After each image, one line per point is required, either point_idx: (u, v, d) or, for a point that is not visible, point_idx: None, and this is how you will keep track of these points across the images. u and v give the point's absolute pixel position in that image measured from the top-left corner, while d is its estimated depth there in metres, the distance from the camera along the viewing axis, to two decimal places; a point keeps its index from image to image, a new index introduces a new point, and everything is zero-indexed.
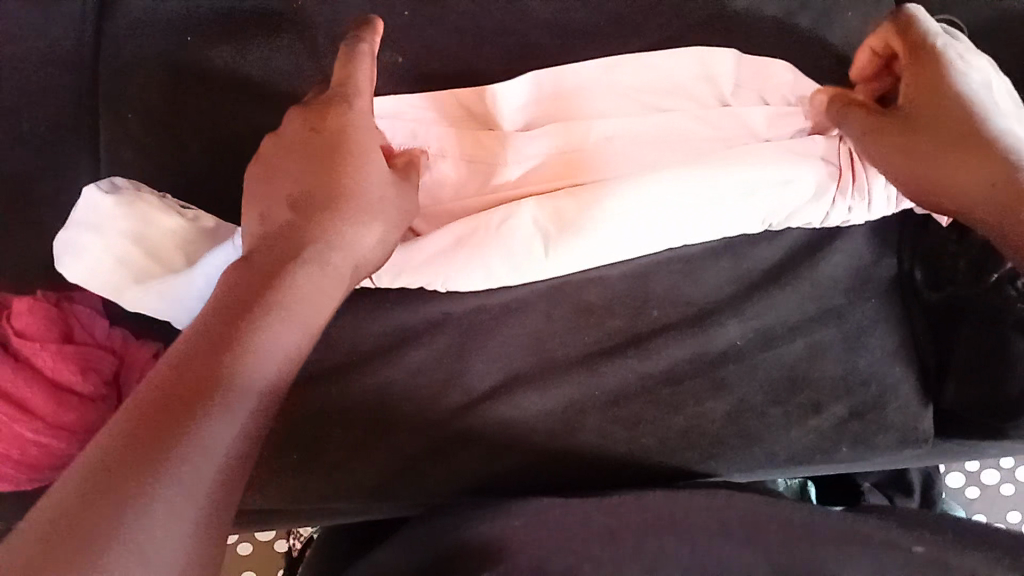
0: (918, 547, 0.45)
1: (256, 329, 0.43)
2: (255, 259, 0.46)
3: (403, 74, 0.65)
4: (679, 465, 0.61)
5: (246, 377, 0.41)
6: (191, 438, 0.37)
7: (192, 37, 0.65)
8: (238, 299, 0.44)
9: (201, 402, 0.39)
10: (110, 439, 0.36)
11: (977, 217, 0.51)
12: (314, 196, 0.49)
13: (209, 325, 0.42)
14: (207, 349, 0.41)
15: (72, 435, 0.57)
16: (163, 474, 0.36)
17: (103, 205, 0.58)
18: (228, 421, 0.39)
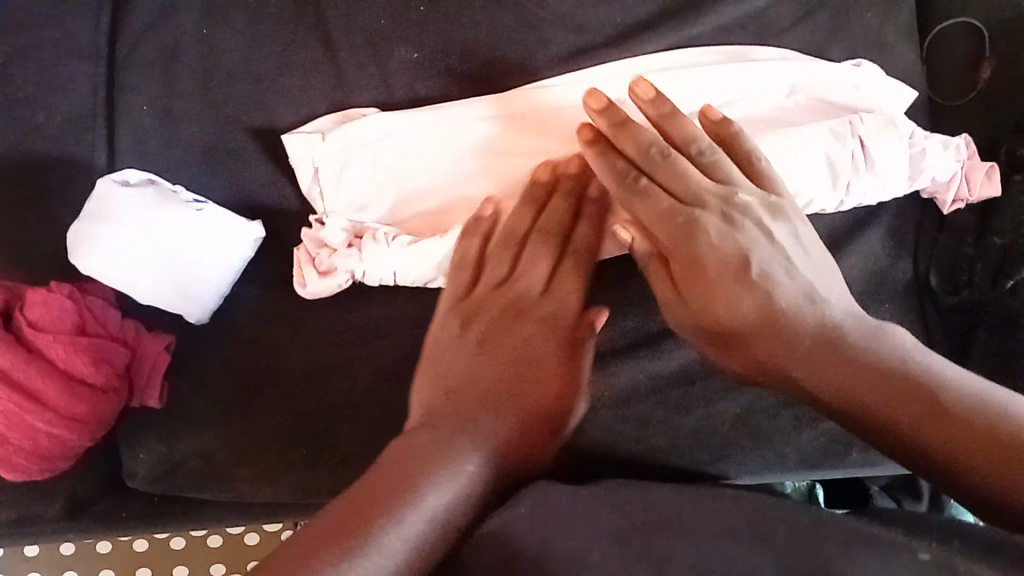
0: (925, 553, 0.42)
1: (469, 439, 0.39)
2: (458, 391, 0.43)
3: (418, 69, 0.65)
4: (690, 465, 0.60)
5: (445, 477, 0.37)
6: (394, 515, 0.35)
7: (208, 31, 0.65)
8: (433, 425, 0.40)
9: (420, 475, 0.37)
10: (361, 492, 0.36)
11: (845, 410, 0.37)
12: (510, 322, 0.48)
13: (409, 437, 0.40)
14: (383, 467, 0.38)
15: (83, 426, 0.57)
16: (393, 515, 0.35)
17: (117, 198, 0.59)
18: (441, 494, 0.37)
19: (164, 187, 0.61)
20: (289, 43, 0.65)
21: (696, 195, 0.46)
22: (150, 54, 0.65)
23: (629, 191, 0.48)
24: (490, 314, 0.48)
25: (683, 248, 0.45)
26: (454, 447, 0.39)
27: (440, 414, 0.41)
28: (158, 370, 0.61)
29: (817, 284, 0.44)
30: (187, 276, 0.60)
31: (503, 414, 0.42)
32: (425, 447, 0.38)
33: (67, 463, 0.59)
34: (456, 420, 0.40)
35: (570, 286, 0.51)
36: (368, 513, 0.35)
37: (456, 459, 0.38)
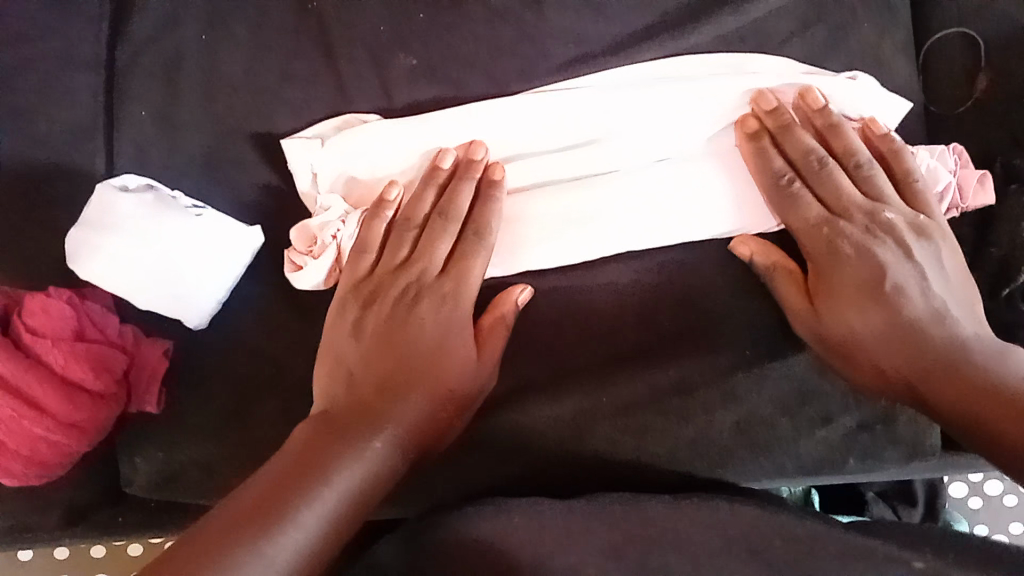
0: (918, 561, 0.44)
1: (355, 443, 0.49)
2: (338, 410, 0.52)
3: (417, 78, 0.65)
4: (687, 474, 0.61)
5: (345, 474, 0.47)
6: (254, 544, 0.41)
7: (209, 38, 0.65)
8: (327, 425, 0.51)
9: (306, 481, 0.45)
10: (212, 528, 0.42)
11: (894, 394, 0.55)
12: (379, 318, 0.58)
13: (303, 440, 0.49)
14: (290, 471, 0.46)
15: (82, 432, 0.57)
16: (265, 537, 0.41)
17: (119, 204, 0.59)
18: (305, 518, 0.43)
19: (164, 193, 0.61)
20: (289, 51, 0.65)
21: (829, 218, 0.58)
22: (152, 63, 0.65)
23: (784, 213, 0.59)
24: (380, 313, 0.58)
25: (833, 272, 0.57)
26: (336, 461, 0.47)
27: (330, 432, 0.50)
28: (156, 378, 0.61)
29: (948, 302, 0.55)
30: (188, 282, 0.60)
31: (374, 435, 0.50)
32: (315, 459, 0.47)
33: (65, 470, 0.59)
34: (325, 446, 0.49)
35: (426, 317, 0.57)
36: (227, 540, 0.41)
37: (338, 476, 0.47)
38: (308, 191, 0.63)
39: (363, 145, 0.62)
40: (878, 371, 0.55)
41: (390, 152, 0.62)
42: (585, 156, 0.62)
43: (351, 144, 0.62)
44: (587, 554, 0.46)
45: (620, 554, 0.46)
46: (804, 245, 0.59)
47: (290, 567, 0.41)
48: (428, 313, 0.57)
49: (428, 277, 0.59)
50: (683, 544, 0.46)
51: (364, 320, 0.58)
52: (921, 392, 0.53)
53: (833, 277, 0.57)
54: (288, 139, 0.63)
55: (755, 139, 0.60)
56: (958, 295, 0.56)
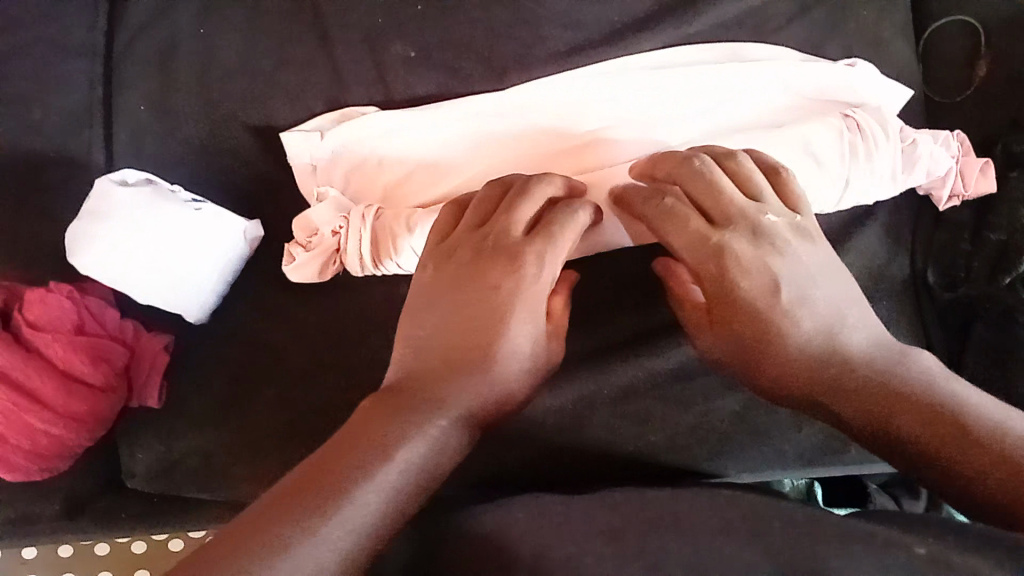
0: (921, 548, 0.42)
1: (406, 432, 0.40)
2: (390, 391, 0.43)
3: (415, 67, 0.65)
4: (688, 462, 0.61)
5: (407, 454, 0.39)
6: (330, 514, 0.36)
7: (205, 31, 0.66)
8: (363, 428, 0.40)
9: (355, 460, 0.38)
10: (277, 489, 0.37)
11: (785, 398, 0.46)
12: (453, 297, 0.47)
13: (362, 416, 0.41)
14: (345, 441, 0.39)
15: (82, 425, 0.57)
16: (334, 499, 0.36)
17: (116, 198, 0.59)
18: (375, 487, 0.37)
19: (162, 187, 0.61)
20: (288, 41, 0.65)
21: (721, 225, 0.47)
22: (149, 53, 0.66)
23: (660, 221, 0.50)
24: (453, 274, 0.48)
25: (724, 294, 0.47)
26: (391, 441, 0.39)
27: (374, 410, 0.41)
28: (157, 370, 0.61)
29: (840, 309, 0.46)
30: (188, 274, 0.60)
31: (435, 424, 0.41)
32: (371, 432, 0.39)
33: (67, 463, 0.60)
34: (380, 422, 0.40)
35: (516, 270, 0.47)
36: (296, 504, 0.36)
37: (404, 447, 0.39)
38: (310, 185, 0.63)
39: (370, 134, 0.62)
40: (781, 371, 0.45)
41: (395, 140, 0.62)
42: (582, 143, 0.61)
43: (353, 137, 0.62)
44: (584, 533, 0.45)
45: (617, 534, 0.45)
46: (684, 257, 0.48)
47: (371, 531, 0.36)
48: (512, 279, 0.46)
49: (511, 234, 0.48)
50: (683, 527, 0.45)
51: (430, 286, 0.48)
52: (815, 396, 0.44)
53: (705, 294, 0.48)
54: (285, 133, 0.63)
55: (649, 160, 0.54)
56: (848, 307, 0.46)
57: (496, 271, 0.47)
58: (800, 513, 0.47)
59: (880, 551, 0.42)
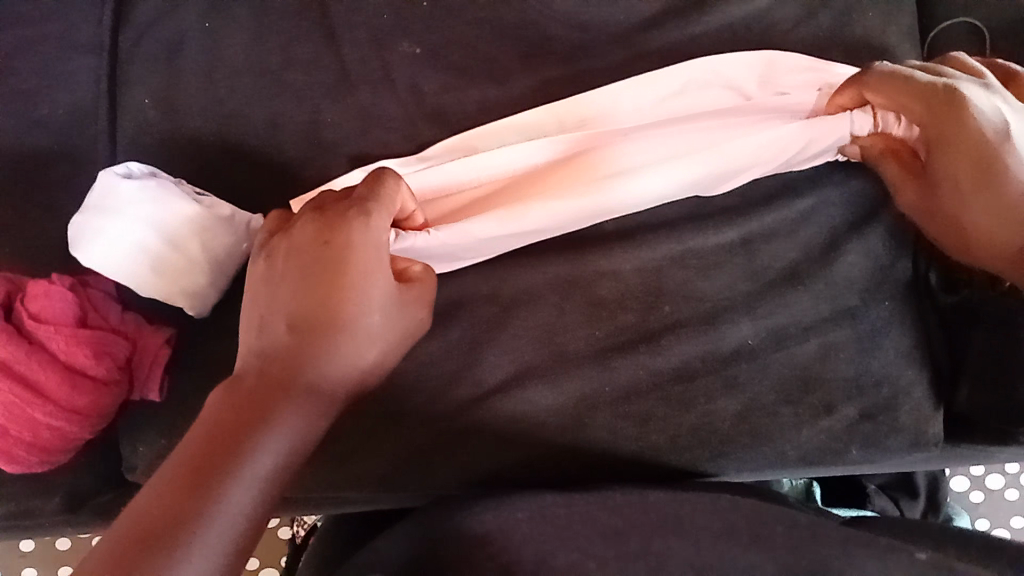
0: (922, 553, 0.43)
1: (267, 422, 0.44)
2: (246, 378, 0.46)
3: (421, 64, 0.65)
4: (688, 463, 0.61)
5: (267, 447, 0.44)
6: (203, 517, 0.40)
7: (211, 25, 0.66)
8: (224, 423, 0.44)
9: (222, 467, 0.42)
10: (142, 513, 0.40)
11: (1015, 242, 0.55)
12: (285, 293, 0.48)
13: (220, 409, 0.44)
14: (212, 437, 0.43)
15: (84, 418, 0.57)
16: (205, 512, 0.40)
17: (122, 190, 0.58)
18: (244, 487, 0.42)
19: (167, 179, 0.60)
20: (294, 38, 0.66)
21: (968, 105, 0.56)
22: (152, 45, 0.66)
23: (898, 100, 0.58)
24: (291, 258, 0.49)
25: (955, 133, 0.56)
26: (250, 438, 0.43)
27: (243, 399, 0.45)
28: (158, 365, 0.61)
29: None
30: (190, 269, 0.60)
31: (293, 412, 0.46)
32: (237, 426, 0.44)
33: (67, 455, 0.60)
34: (243, 414, 0.44)
35: (339, 241, 0.48)
36: (165, 532, 0.39)
37: (267, 438, 0.44)
38: None
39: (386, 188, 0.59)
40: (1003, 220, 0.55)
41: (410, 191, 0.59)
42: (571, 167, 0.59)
43: None
44: (592, 527, 0.46)
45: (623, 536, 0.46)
46: (923, 119, 0.58)
47: (241, 522, 0.41)
48: (339, 245, 0.48)
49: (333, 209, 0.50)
50: (686, 529, 0.46)
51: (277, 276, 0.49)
52: None
53: (969, 139, 0.55)
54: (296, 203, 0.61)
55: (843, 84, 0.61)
56: None
57: (326, 242, 0.48)
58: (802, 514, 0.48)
59: (879, 554, 0.43)
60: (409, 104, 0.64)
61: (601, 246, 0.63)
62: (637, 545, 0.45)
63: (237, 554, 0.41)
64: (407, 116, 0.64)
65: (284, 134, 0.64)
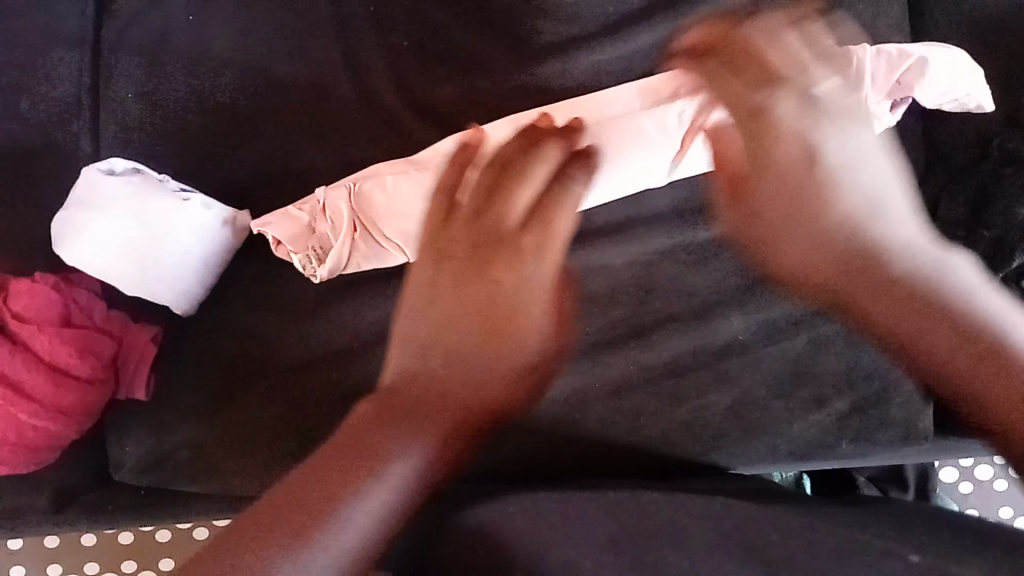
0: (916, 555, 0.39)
1: (442, 419, 0.40)
2: (426, 364, 0.42)
3: (407, 57, 0.64)
4: (680, 458, 0.61)
5: (403, 451, 0.39)
6: (352, 498, 0.37)
7: (196, 19, 0.65)
8: (409, 412, 0.40)
9: (381, 455, 0.38)
10: (285, 496, 0.37)
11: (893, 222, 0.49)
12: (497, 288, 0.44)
13: (413, 395, 0.41)
14: (349, 437, 0.39)
15: (69, 418, 0.57)
16: (350, 491, 0.37)
17: (105, 186, 0.58)
18: (388, 482, 0.38)
19: (150, 175, 0.60)
20: (279, 32, 0.65)
21: (766, 80, 0.48)
22: (137, 39, 0.65)
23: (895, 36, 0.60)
24: (457, 262, 0.44)
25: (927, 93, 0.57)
26: (410, 437, 0.39)
27: (429, 394, 0.41)
28: (145, 363, 0.60)
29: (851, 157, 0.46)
30: (175, 266, 0.59)
31: (434, 426, 0.40)
32: (416, 413, 0.40)
33: (53, 455, 0.59)
34: (431, 411, 0.40)
35: (509, 198, 0.46)
36: (303, 520, 0.36)
37: (400, 442, 0.39)
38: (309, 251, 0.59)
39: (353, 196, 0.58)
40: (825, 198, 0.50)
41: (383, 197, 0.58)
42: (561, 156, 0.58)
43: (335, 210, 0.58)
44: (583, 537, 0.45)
45: None
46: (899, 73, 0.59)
47: (384, 516, 0.37)
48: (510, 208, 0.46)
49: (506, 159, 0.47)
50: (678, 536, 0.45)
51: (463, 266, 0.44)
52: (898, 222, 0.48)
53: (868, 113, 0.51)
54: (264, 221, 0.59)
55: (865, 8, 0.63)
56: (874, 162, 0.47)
57: (489, 203, 0.46)
58: (795, 510, 0.48)
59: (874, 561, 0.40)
60: (396, 99, 0.64)
61: (590, 239, 0.63)
62: (633, 555, 0.41)
63: (375, 553, 0.37)
64: (395, 110, 0.64)
65: (272, 129, 0.64)
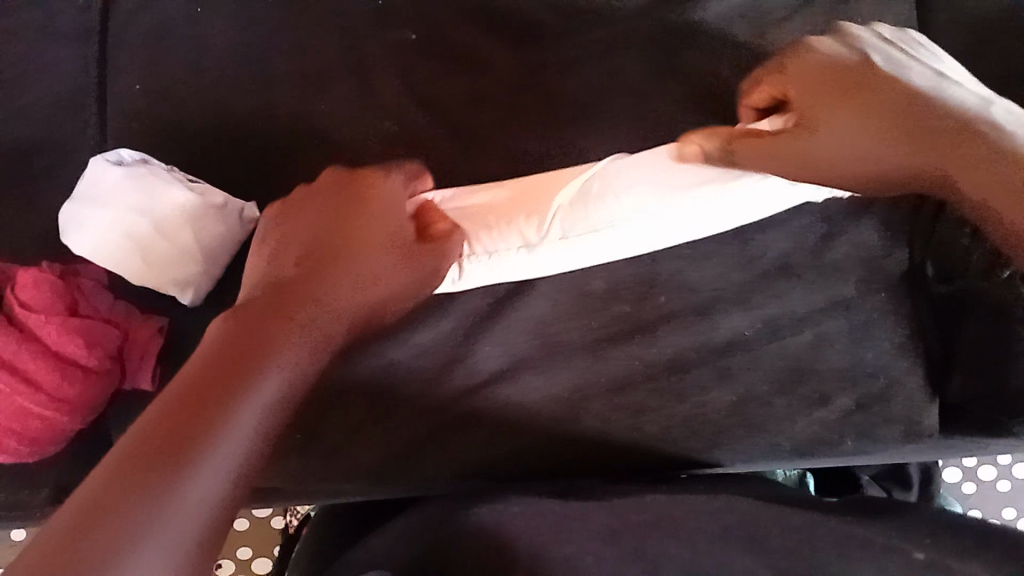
0: (919, 552, 0.42)
1: (285, 338, 0.43)
2: (248, 308, 0.44)
3: (411, 53, 0.65)
4: (680, 454, 0.62)
5: (274, 372, 0.41)
6: (222, 424, 0.36)
7: (201, 11, 0.66)
8: (237, 337, 0.41)
9: (235, 384, 0.38)
10: (134, 437, 0.34)
11: (904, 175, 0.50)
12: (366, 209, 0.52)
13: (250, 307, 0.44)
14: (228, 352, 0.40)
15: (73, 408, 0.57)
16: (222, 422, 0.36)
17: (110, 178, 0.58)
18: (258, 404, 0.39)
19: (157, 167, 0.60)
20: (283, 28, 0.65)
21: (808, 48, 0.54)
22: (140, 35, 0.66)
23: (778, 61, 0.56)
24: (323, 208, 0.52)
25: (816, 74, 0.52)
26: (275, 347, 0.42)
27: (264, 310, 0.44)
28: (150, 355, 0.60)
29: (942, 83, 0.51)
30: (180, 257, 0.59)
31: (305, 329, 0.45)
32: (246, 344, 0.41)
33: (58, 446, 0.59)
34: (263, 320, 0.43)
35: (380, 184, 0.54)
36: (167, 441, 0.34)
37: (274, 365, 0.41)
38: None
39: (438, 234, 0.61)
40: (856, 176, 0.51)
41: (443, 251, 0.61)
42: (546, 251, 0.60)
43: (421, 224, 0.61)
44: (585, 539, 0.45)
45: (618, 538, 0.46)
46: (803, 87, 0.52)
47: (249, 449, 0.37)
48: (382, 191, 0.54)
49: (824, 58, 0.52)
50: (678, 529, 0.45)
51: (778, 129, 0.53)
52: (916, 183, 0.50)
53: (823, 68, 0.52)
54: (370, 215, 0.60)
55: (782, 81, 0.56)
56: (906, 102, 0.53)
57: (367, 180, 0.54)
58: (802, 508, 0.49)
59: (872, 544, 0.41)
60: (400, 97, 0.64)
61: None
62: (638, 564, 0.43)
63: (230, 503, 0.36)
64: (399, 104, 0.64)
65: (277, 124, 0.64)
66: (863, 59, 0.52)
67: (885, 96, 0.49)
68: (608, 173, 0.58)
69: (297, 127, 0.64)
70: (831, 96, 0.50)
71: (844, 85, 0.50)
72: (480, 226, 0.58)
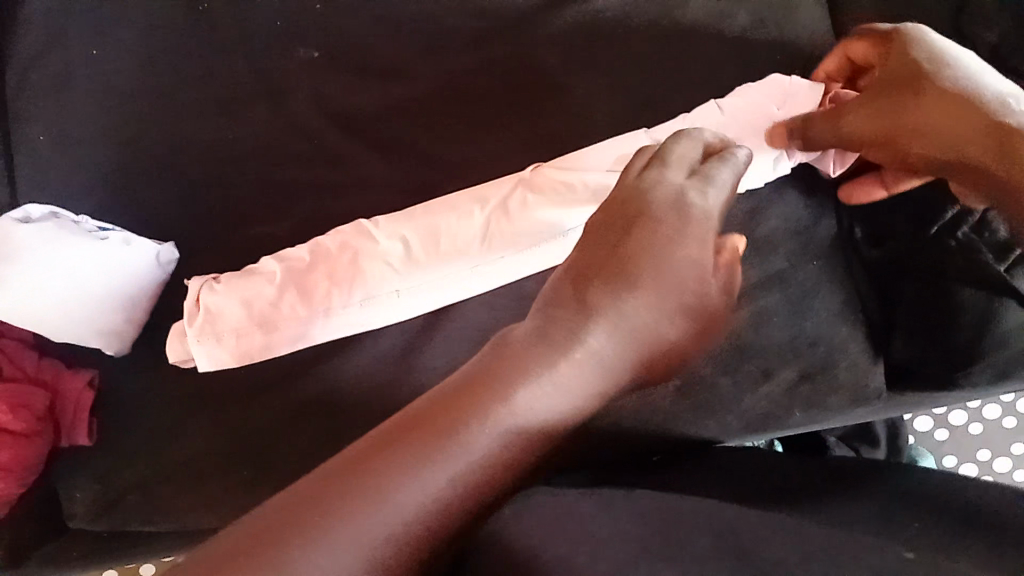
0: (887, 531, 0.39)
1: (467, 429, 0.33)
2: (450, 394, 0.35)
3: (319, 70, 0.63)
4: (639, 444, 0.59)
5: (432, 474, 0.32)
6: (329, 523, 0.29)
7: (98, 52, 0.63)
8: (414, 419, 0.33)
9: (387, 462, 0.32)
10: (244, 526, 0.30)
11: (946, 162, 0.50)
12: (658, 255, 0.40)
13: (445, 392, 0.35)
14: (395, 425, 0.33)
15: (9, 473, 0.56)
16: (346, 515, 0.30)
17: (19, 234, 0.56)
18: (418, 487, 0.31)
19: (67, 219, 0.58)
20: (185, 58, 0.63)
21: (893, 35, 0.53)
22: (42, 79, 0.62)
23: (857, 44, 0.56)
24: (610, 245, 0.40)
25: (898, 62, 0.52)
26: (462, 427, 0.33)
27: (463, 394, 0.34)
28: (83, 408, 0.59)
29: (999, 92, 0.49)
30: (100, 307, 0.58)
31: (492, 419, 0.34)
32: (431, 416, 0.33)
33: (1, 512, 0.58)
34: (455, 402, 0.34)
35: (669, 248, 0.40)
36: (290, 523, 0.29)
37: (427, 467, 0.32)
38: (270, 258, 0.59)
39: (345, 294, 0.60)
40: (920, 152, 0.50)
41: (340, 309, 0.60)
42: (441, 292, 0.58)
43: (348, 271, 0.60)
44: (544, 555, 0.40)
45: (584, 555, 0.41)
46: (885, 78, 0.52)
47: (378, 554, 0.30)
48: (644, 201, 0.41)
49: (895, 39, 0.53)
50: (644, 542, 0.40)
51: (864, 98, 0.53)
52: (1004, 138, 0.47)
53: (907, 62, 0.51)
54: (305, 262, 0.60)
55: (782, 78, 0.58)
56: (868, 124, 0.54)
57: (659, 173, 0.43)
58: (753, 496, 0.47)
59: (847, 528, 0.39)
60: (313, 117, 0.63)
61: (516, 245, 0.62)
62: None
63: None
64: (313, 124, 0.63)
65: (190, 157, 0.63)
66: (977, 63, 0.51)
67: (942, 90, 0.49)
68: (535, 184, 0.57)
69: (207, 158, 0.63)
70: (920, 80, 0.50)
71: (902, 82, 0.51)
72: (375, 262, 0.57)
